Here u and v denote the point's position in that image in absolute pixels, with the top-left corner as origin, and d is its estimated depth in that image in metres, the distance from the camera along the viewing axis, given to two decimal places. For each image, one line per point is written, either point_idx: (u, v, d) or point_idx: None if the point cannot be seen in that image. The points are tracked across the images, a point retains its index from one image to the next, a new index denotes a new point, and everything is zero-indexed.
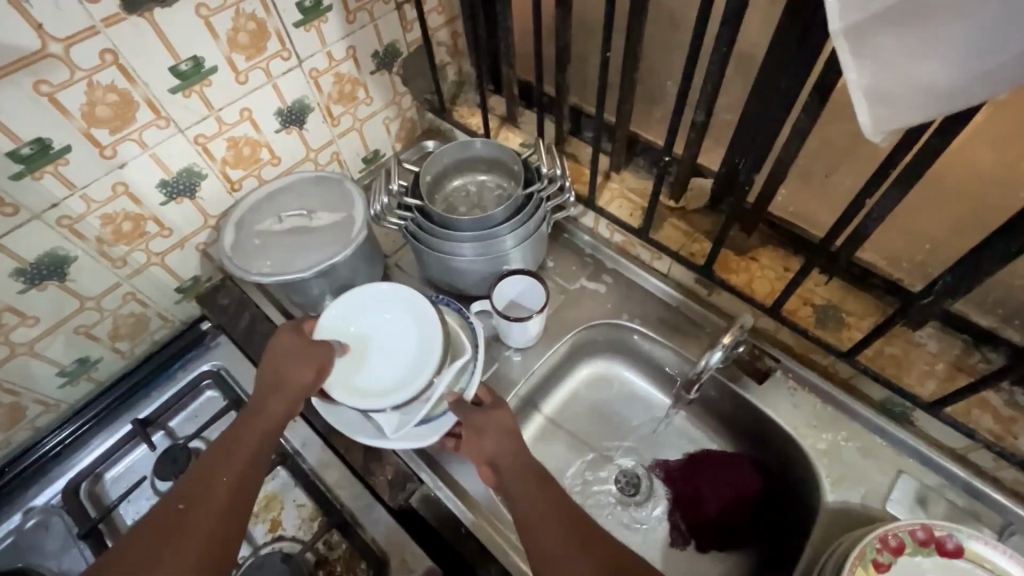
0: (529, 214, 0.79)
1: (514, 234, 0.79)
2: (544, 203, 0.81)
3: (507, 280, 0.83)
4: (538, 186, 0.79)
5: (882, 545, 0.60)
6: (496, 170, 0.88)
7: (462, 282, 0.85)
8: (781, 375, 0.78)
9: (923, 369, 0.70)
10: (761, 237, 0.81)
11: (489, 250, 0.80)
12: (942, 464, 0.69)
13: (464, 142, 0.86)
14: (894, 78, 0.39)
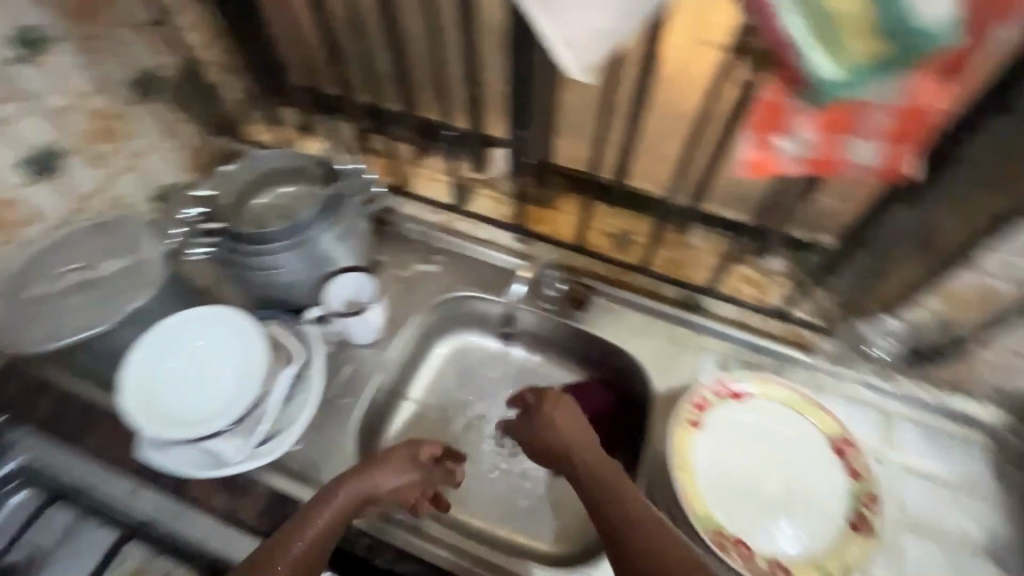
0: (339, 209, 0.81)
1: (329, 231, 0.80)
2: (351, 196, 0.83)
3: (337, 280, 0.83)
4: (340, 180, 0.82)
5: (693, 407, 0.73)
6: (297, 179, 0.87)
7: (294, 295, 0.84)
8: (601, 300, 0.89)
9: (699, 263, 0.87)
10: (558, 187, 0.91)
11: (310, 254, 0.79)
12: (731, 334, 0.86)
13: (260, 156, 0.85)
14: (575, 23, 0.47)
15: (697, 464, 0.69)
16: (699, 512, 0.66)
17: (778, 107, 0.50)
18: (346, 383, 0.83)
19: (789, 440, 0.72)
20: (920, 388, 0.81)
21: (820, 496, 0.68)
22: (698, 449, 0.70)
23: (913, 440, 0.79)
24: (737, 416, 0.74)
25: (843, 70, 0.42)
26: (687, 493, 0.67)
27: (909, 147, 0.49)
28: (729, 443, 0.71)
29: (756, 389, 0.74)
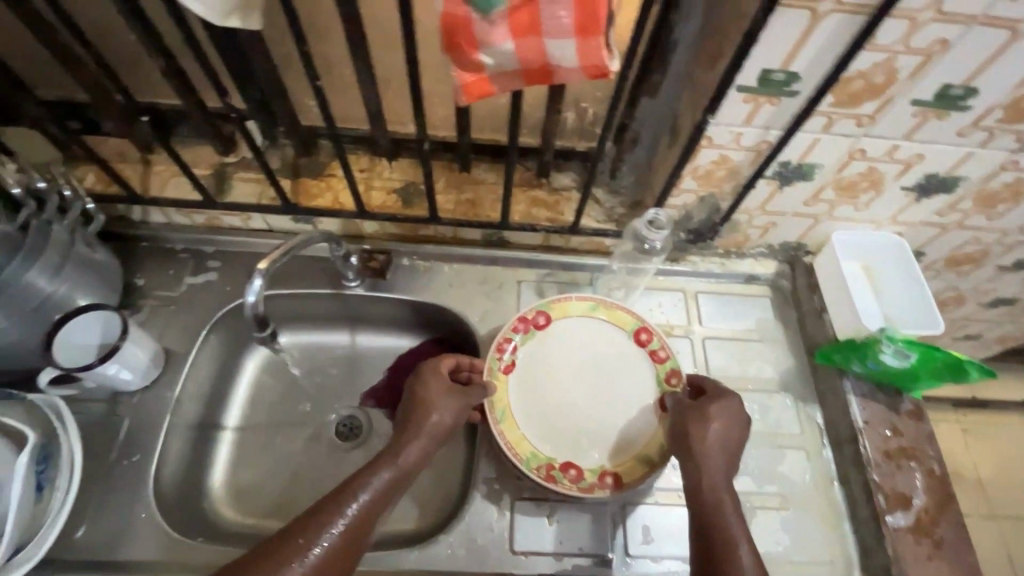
0: (41, 242, 0.64)
1: (37, 271, 0.63)
2: (51, 221, 0.65)
3: (73, 326, 0.68)
4: (26, 209, 0.63)
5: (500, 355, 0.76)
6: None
7: (24, 360, 0.68)
8: (407, 262, 0.84)
9: (491, 198, 0.84)
10: (329, 152, 0.83)
11: (18, 306, 0.63)
12: (538, 259, 0.86)
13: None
14: None
15: (516, 408, 0.73)
16: (525, 454, 0.71)
17: (461, 19, 0.45)
18: (128, 439, 0.70)
19: (595, 348, 0.78)
20: (709, 261, 0.88)
21: (631, 389, 0.75)
22: (514, 394, 0.75)
23: (712, 310, 0.87)
24: (545, 343, 0.78)
25: None
26: (512, 441, 0.71)
27: (600, 42, 0.46)
28: (542, 374, 0.76)
29: (554, 314, 0.78)
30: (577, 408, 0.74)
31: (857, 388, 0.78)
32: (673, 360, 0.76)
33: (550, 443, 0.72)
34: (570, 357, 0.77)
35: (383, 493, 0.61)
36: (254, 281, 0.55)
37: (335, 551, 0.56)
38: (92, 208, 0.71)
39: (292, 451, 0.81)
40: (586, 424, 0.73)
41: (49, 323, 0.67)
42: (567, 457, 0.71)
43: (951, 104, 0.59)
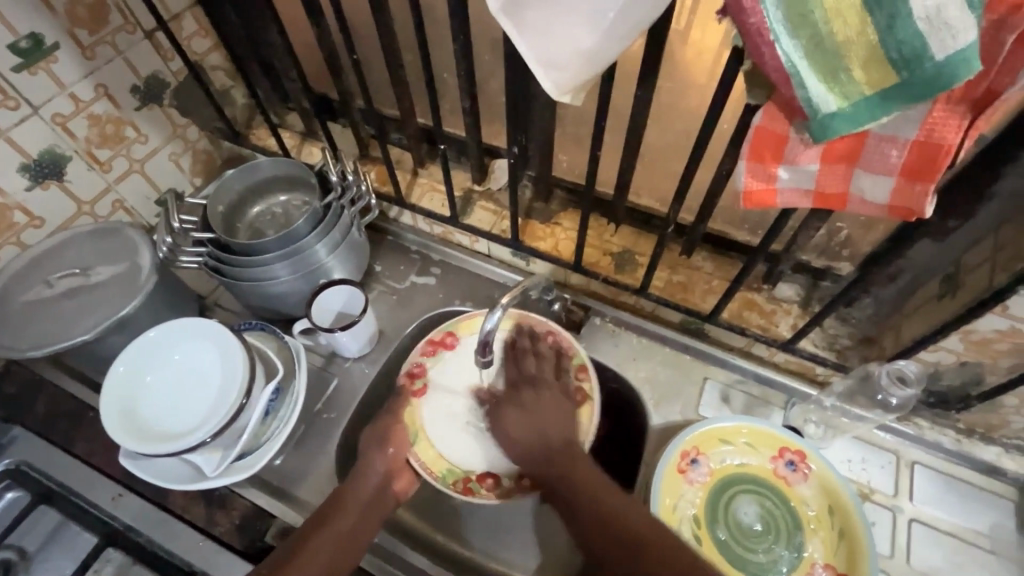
0: (333, 221, 0.79)
1: (323, 243, 0.78)
2: (343, 206, 0.80)
3: (327, 292, 0.82)
4: (335, 194, 0.79)
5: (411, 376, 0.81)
6: (294, 188, 0.87)
7: (285, 305, 0.83)
8: (599, 322, 0.86)
9: (704, 288, 0.81)
10: (560, 203, 0.89)
11: (299, 264, 0.78)
12: (734, 363, 0.81)
13: (254, 164, 0.83)
14: (552, 44, 0.45)
15: (429, 419, 0.79)
16: (443, 471, 0.77)
17: (776, 135, 0.45)
18: (333, 397, 0.82)
19: (525, 360, 0.80)
20: (940, 433, 0.74)
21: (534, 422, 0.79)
22: (427, 417, 0.80)
23: (929, 488, 0.73)
24: (449, 366, 0.82)
25: (840, 100, 0.38)
26: (428, 461, 0.77)
27: (926, 190, 0.43)
28: (433, 412, 0.80)
29: (459, 332, 0.82)
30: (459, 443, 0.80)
31: None
32: (581, 356, 0.78)
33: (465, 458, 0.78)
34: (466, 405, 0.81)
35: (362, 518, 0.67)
36: (497, 311, 0.62)
37: (335, 561, 0.62)
38: (372, 203, 0.85)
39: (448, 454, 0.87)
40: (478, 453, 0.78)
41: (314, 283, 0.81)
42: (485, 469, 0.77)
43: None
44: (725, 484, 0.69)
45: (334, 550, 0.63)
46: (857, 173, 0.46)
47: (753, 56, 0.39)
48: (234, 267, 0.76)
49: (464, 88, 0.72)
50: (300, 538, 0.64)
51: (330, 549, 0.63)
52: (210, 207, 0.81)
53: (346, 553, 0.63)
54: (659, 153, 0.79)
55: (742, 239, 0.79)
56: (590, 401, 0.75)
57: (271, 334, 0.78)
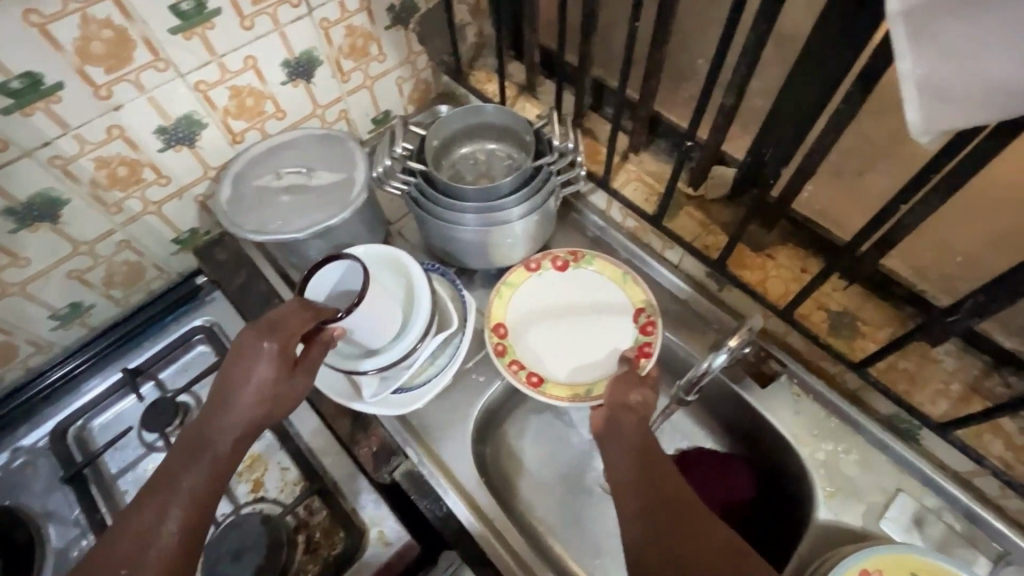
0: (538, 188, 0.75)
1: (521, 208, 0.75)
2: (551, 173, 0.76)
3: (508, 251, 0.81)
4: (549, 159, 0.75)
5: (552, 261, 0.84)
6: (506, 139, 0.84)
7: (462, 254, 0.82)
8: (785, 380, 0.75)
9: (938, 388, 0.67)
10: (782, 235, 0.78)
11: (493, 221, 0.75)
12: (944, 487, 0.67)
13: (478, 107, 0.82)
14: (952, 70, 0.35)
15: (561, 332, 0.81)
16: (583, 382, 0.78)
17: None
18: (486, 359, 0.81)
19: (546, 299, 0.83)
20: None
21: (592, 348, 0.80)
22: (536, 335, 0.81)
23: None
24: (537, 293, 0.84)
25: None
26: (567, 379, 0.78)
27: None
28: (551, 324, 0.82)
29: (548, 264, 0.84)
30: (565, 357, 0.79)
31: None
32: (545, 266, 0.84)
33: (576, 371, 0.79)
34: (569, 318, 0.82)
35: (211, 478, 0.55)
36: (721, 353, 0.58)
37: (203, 492, 0.54)
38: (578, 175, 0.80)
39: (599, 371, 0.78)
40: (576, 369, 0.78)
41: (500, 243, 0.79)
42: (593, 373, 0.78)
43: None
44: None
45: (217, 458, 0.56)
46: None
47: None
48: (434, 205, 0.76)
49: (737, 86, 0.63)
50: (188, 445, 0.56)
51: (198, 462, 0.55)
52: (427, 138, 0.80)
53: (200, 443, 0.56)
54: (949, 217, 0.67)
55: (1011, 347, 0.65)
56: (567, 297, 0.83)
57: (449, 281, 0.77)
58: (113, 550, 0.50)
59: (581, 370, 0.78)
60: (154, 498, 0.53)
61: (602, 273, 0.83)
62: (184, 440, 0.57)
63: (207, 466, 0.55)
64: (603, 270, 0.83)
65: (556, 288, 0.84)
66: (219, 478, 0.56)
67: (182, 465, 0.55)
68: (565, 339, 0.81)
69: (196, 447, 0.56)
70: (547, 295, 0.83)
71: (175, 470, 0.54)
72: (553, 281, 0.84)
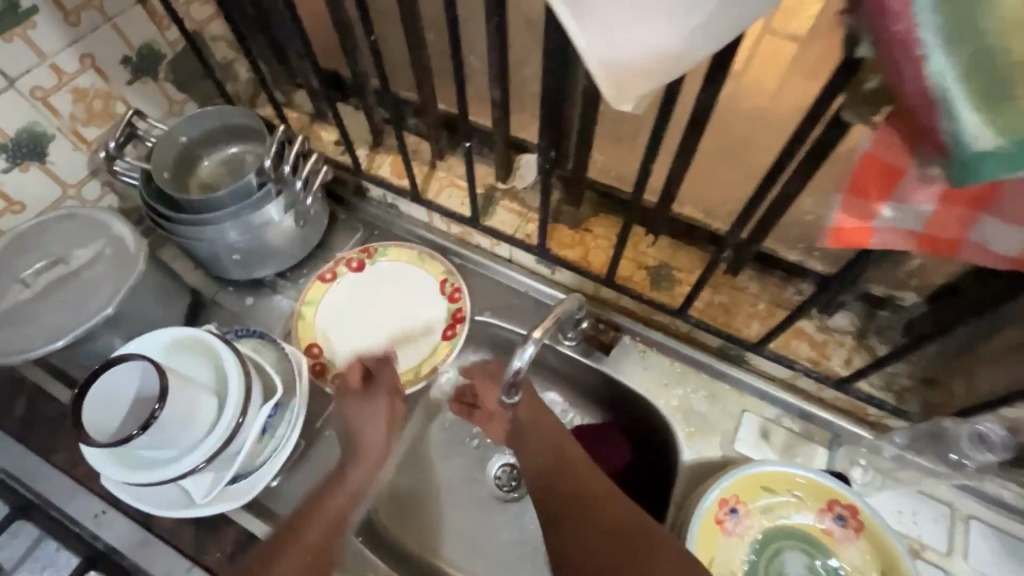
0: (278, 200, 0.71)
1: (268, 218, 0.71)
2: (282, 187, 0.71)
3: (274, 252, 0.78)
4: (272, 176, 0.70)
5: (347, 266, 0.83)
6: (247, 138, 0.77)
7: (228, 265, 0.77)
8: (628, 340, 0.78)
9: (748, 311, 0.74)
10: (593, 207, 0.81)
11: (251, 225, 0.71)
12: (776, 396, 0.74)
13: (196, 114, 0.73)
14: (622, 42, 0.36)
15: (375, 329, 0.81)
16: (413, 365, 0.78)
17: (891, 168, 0.36)
18: (336, 412, 0.76)
19: (349, 302, 0.82)
20: (1001, 487, 0.66)
21: (410, 332, 0.80)
22: (351, 343, 0.80)
23: (987, 551, 0.65)
24: (339, 301, 0.82)
25: (1000, 140, 0.29)
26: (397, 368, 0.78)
27: None
28: (364, 327, 0.81)
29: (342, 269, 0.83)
30: (390, 350, 0.79)
31: None
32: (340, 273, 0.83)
33: (404, 358, 0.79)
34: (379, 315, 0.82)
35: (326, 515, 0.60)
36: (527, 346, 0.58)
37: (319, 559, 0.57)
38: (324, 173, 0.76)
39: (426, 351, 0.79)
40: (403, 357, 0.79)
41: (264, 245, 0.76)
42: (420, 353, 0.79)
43: None
44: (765, 545, 0.63)
45: (330, 524, 0.60)
46: (976, 219, 0.37)
47: (887, 75, 0.31)
48: (173, 222, 0.69)
49: (495, 79, 0.63)
50: (289, 530, 0.59)
51: (310, 533, 0.59)
52: (158, 155, 0.71)
53: (303, 525, 0.59)
54: (723, 125, 0.64)
55: (794, 259, 0.72)
56: (368, 293, 0.83)
57: (261, 340, 0.71)
58: (287, 572, 0.55)
59: (406, 353, 0.79)
60: (291, 566, 0.56)
61: (398, 259, 0.84)
62: (282, 533, 0.59)
63: (320, 536, 0.59)
64: (399, 256, 0.85)
65: (355, 290, 0.83)
66: (338, 525, 0.61)
67: (274, 548, 0.58)
68: (380, 332, 0.81)
69: (297, 527, 0.59)
70: (349, 300, 0.82)
71: (281, 549, 0.57)
72: (351, 284, 0.83)
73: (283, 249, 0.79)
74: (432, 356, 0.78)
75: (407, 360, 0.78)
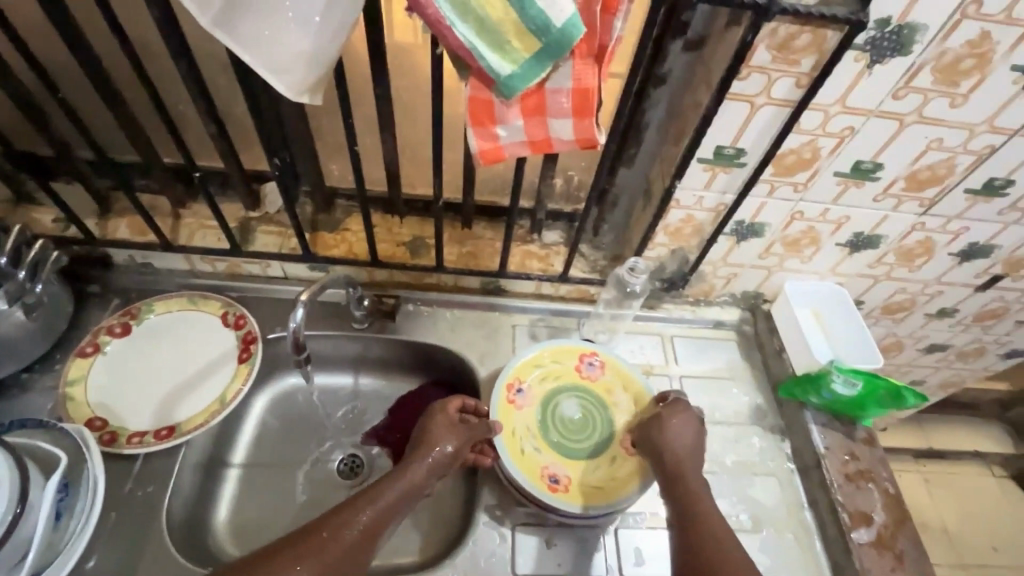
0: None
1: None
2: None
3: (9, 345, 0.72)
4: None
5: (111, 333, 0.81)
6: None
7: None
8: (409, 306, 0.92)
9: (491, 248, 0.92)
10: (344, 210, 0.92)
11: None
12: (532, 306, 0.95)
13: None
14: (274, 50, 0.49)
15: (164, 380, 0.80)
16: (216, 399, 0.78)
17: (486, 102, 0.57)
18: (144, 473, 0.73)
19: (126, 366, 0.80)
20: (680, 308, 0.97)
21: (204, 370, 0.81)
22: (141, 403, 0.77)
23: (685, 352, 0.95)
24: (113, 369, 0.79)
25: (511, 65, 0.52)
26: (200, 407, 0.77)
27: (592, 122, 0.59)
28: (150, 383, 0.79)
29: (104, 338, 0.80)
30: (186, 394, 0.79)
31: (816, 418, 0.86)
32: (105, 342, 0.80)
33: (204, 396, 0.79)
34: (164, 367, 0.81)
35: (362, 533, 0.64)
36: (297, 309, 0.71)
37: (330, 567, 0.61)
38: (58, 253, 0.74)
39: (226, 380, 0.80)
40: (203, 394, 0.79)
41: None
42: (221, 384, 0.79)
43: (864, 175, 0.74)
44: (546, 403, 0.84)
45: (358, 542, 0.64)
46: (549, 121, 0.59)
47: (443, 41, 0.51)
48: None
49: (206, 115, 0.71)
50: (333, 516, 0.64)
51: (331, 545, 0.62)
52: None
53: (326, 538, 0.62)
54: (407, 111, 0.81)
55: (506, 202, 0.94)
56: (144, 351, 0.81)
57: (42, 427, 0.67)
58: None
59: (205, 391, 0.79)
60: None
61: (168, 310, 0.84)
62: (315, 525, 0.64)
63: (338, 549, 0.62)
64: (169, 306, 0.85)
65: (130, 353, 0.81)
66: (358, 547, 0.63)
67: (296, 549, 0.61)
68: (171, 382, 0.80)
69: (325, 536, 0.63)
70: (125, 364, 0.80)
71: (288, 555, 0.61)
72: (122, 349, 0.81)
73: (14, 343, 0.73)
74: (232, 383, 0.79)
75: (209, 396, 0.78)
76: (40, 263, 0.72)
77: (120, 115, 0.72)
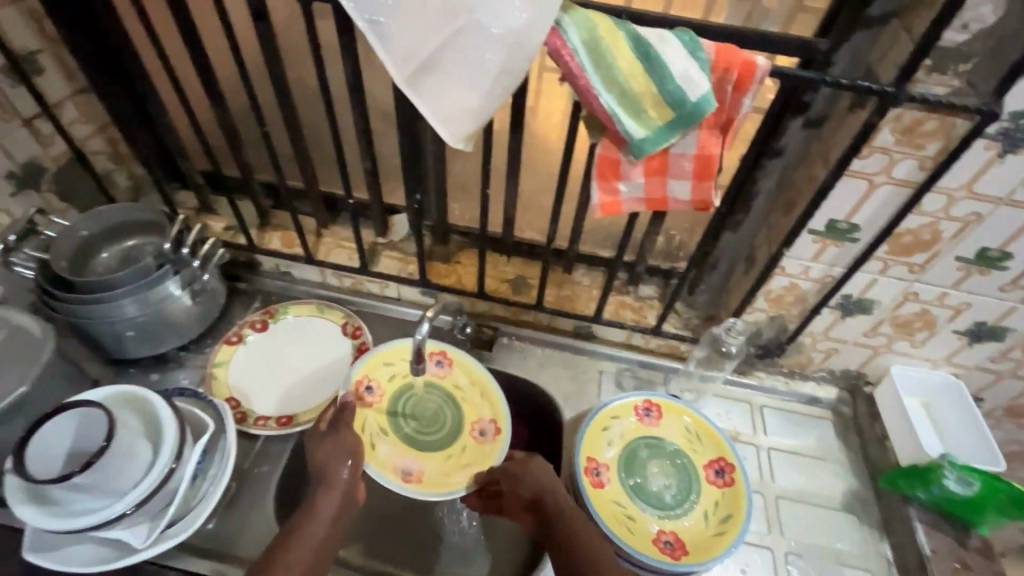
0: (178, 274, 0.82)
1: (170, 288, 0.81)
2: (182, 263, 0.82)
3: (178, 325, 0.86)
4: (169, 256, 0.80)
5: (252, 327, 0.93)
6: (148, 232, 0.87)
7: (132, 342, 0.84)
8: (505, 339, 0.99)
9: (588, 296, 0.97)
10: (458, 245, 1.02)
11: (151, 300, 0.80)
12: (620, 355, 0.98)
13: (99, 211, 0.83)
14: (449, 106, 0.59)
15: (289, 375, 0.90)
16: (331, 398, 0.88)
17: (614, 160, 0.64)
18: (262, 453, 0.83)
19: (259, 357, 0.91)
20: (773, 378, 0.95)
21: (323, 371, 0.91)
22: (269, 391, 0.88)
23: (774, 423, 0.93)
24: (249, 358, 0.91)
25: (647, 132, 0.58)
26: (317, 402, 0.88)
27: (710, 185, 0.64)
28: (277, 375, 0.90)
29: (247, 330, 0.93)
30: (306, 389, 0.89)
31: (920, 516, 0.80)
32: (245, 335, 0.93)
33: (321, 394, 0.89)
34: (290, 364, 0.92)
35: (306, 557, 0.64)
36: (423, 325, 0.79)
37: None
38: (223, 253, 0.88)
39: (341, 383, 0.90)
40: (320, 393, 0.89)
41: (162, 319, 0.83)
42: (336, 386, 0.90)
43: (990, 264, 0.72)
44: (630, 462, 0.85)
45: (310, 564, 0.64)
46: (670, 182, 0.65)
47: (587, 106, 0.58)
48: (72, 305, 0.76)
49: (365, 155, 0.84)
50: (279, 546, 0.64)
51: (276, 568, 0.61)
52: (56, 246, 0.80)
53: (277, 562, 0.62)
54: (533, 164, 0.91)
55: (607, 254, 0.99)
56: (275, 347, 0.93)
57: (193, 397, 0.78)
58: None
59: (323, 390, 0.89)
60: None
61: (300, 314, 0.96)
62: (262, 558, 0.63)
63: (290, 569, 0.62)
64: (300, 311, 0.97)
65: (263, 346, 0.93)
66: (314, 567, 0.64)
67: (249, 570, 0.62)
68: (295, 377, 0.90)
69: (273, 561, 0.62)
70: (259, 355, 0.92)
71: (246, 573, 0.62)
72: (257, 342, 0.93)
73: (183, 324, 0.87)
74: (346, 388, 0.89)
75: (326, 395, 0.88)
76: (210, 259, 0.86)
77: (297, 148, 0.87)
